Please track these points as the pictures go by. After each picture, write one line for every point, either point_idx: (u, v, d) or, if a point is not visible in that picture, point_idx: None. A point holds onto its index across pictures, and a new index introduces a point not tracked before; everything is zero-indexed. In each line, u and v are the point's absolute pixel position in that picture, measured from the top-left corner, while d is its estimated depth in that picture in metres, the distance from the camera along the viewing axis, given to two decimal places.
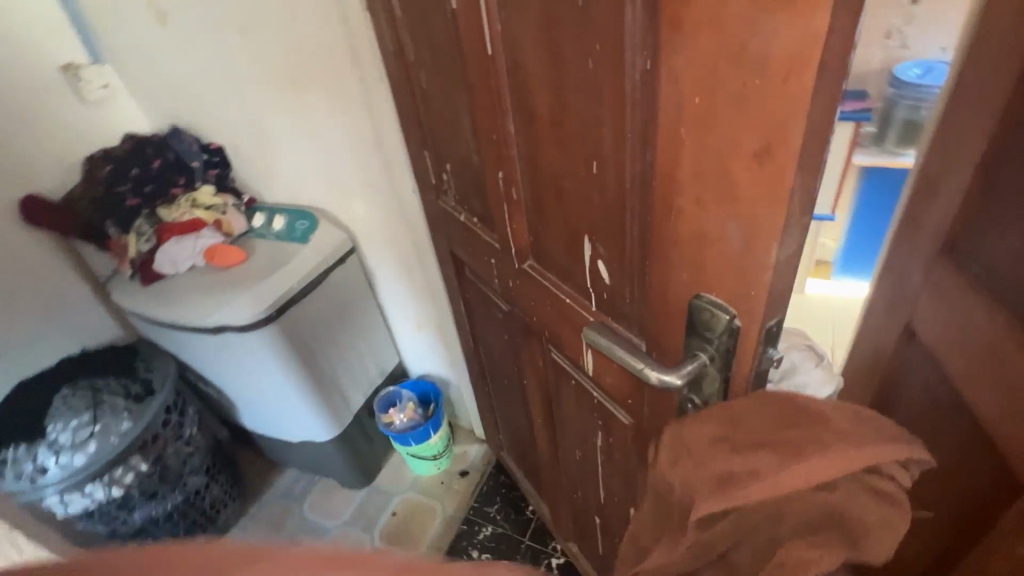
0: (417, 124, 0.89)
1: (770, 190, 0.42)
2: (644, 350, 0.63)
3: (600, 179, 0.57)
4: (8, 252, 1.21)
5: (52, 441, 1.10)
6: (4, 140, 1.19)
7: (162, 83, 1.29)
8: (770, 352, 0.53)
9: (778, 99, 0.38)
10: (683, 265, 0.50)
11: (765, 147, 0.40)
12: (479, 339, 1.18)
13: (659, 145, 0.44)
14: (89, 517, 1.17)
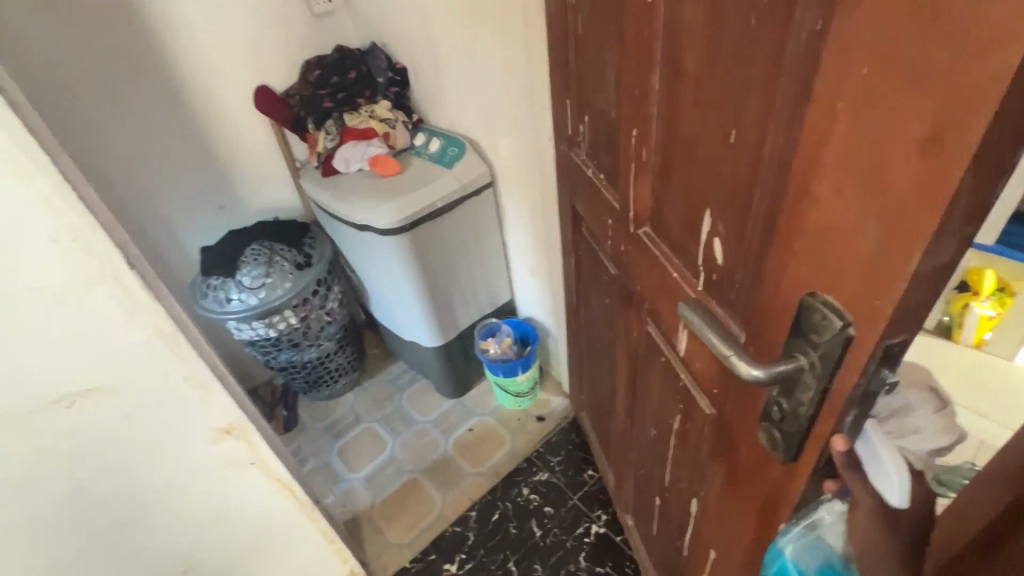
0: (568, 71, 0.88)
1: (928, 194, 0.28)
2: (738, 341, 0.49)
3: (736, 151, 0.45)
4: (241, 128, 1.54)
5: (239, 281, 1.42)
6: (251, 37, 1.46)
7: (372, 2, 1.45)
8: (887, 378, 0.36)
9: (965, 80, 0.25)
10: (803, 264, 0.38)
11: (934, 137, 0.27)
12: (579, 298, 1.18)
13: (810, 121, 0.34)
14: (252, 344, 1.52)
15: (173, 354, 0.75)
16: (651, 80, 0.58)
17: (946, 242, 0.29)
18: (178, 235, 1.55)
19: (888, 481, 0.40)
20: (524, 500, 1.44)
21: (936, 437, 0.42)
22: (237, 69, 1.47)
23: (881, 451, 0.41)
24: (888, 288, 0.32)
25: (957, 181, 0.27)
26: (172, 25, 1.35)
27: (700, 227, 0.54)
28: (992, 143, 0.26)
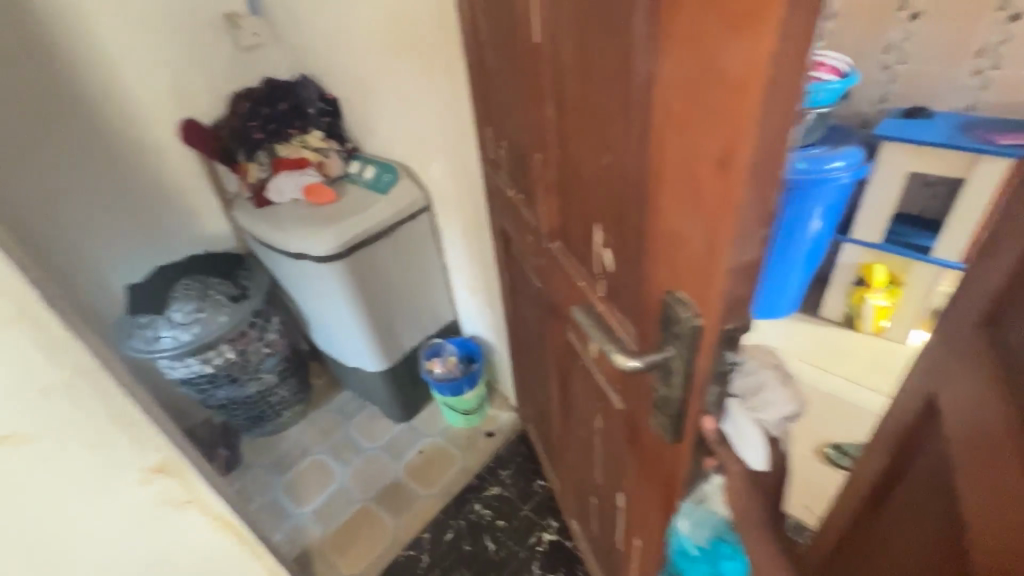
0: (485, 100, 0.94)
1: (726, 204, 0.35)
2: (626, 339, 0.55)
3: (609, 171, 0.52)
4: (167, 162, 1.51)
5: (170, 317, 1.38)
6: (175, 70, 1.44)
7: (300, 36, 1.48)
8: (730, 358, 0.44)
9: (732, 114, 0.32)
10: (662, 266, 0.44)
11: (723, 158, 0.34)
12: (515, 312, 1.23)
13: (652, 145, 0.41)
14: (187, 382, 1.47)
15: (104, 399, 0.73)
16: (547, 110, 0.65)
17: (746, 242, 0.37)
18: (100, 272, 1.48)
19: (748, 446, 0.49)
20: (477, 515, 1.46)
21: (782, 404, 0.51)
22: (161, 103, 1.45)
23: (742, 425, 0.49)
24: (714, 281, 0.39)
25: (740, 194, 0.34)
26: (92, 60, 1.33)
27: (592, 239, 0.61)
28: (761, 161, 0.33)
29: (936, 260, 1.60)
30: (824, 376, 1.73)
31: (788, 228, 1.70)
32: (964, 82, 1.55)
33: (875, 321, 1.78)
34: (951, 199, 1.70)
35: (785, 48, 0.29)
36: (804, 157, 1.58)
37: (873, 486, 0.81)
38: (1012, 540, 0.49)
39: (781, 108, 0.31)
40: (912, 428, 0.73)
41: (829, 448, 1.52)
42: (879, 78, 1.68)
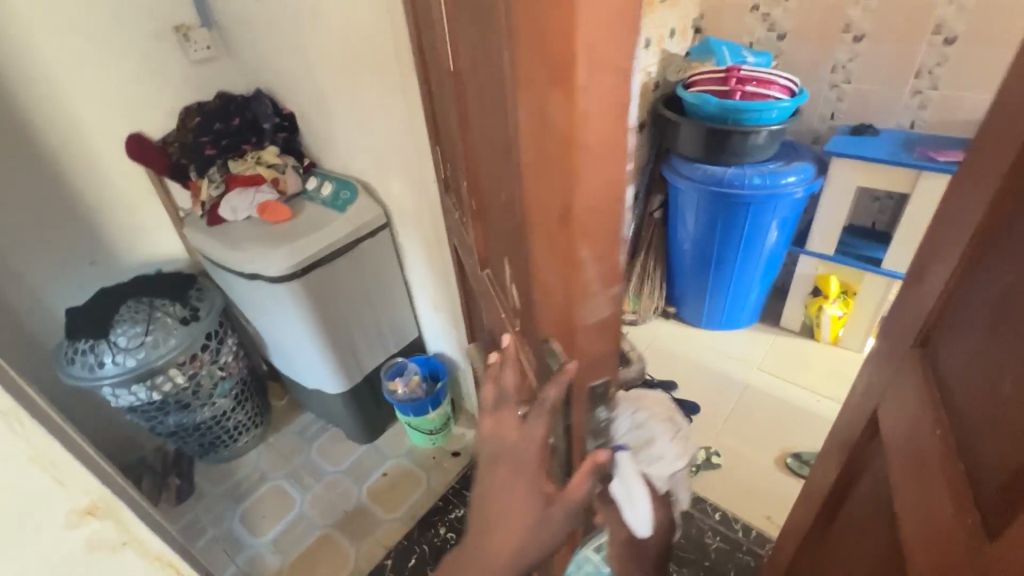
0: (434, 121, 0.93)
1: (566, 261, 0.38)
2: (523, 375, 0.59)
3: (498, 211, 0.54)
4: (113, 179, 1.45)
5: (114, 342, 1.31)
6: (121, 84, 1.39)
7: (254, 52, 1.44)
8: (602, 413, 0.50)
9: (557, 178, 0.34)
10: (534, 310, 0.47)
11: (558, 218, 0.36)
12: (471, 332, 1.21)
13: (513, 195, 0.43)
14: (133, 410, 1.40)
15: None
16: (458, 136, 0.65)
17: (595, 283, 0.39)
18: (39, 295, 1.40)
19: (636, 506, 0.54)
20: (442, 539, 1.42)
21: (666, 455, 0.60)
22: (106, 118, 1.40)
23: (632, 486, 0.54)
24: (571, 329, 0.42)
25: (579, 250, 0.37)
26: (29, 73, 1.26)
27: (505, 274, 0.61)
28: (593, 220, 0.36)
29: (885, 271, 1.65)
30: (784, 386, 1.77)
31: (747, 240, 1.73)
32: (906, 101, 1.62)
33: (832, 330, 1.85)
34: (899, 211, 1.78)
35: (589, 119, 0.31)
36: (759, 172, 1.61)
37: (824, 503, 0.82)
38: (944, 569, 0.50)
39: (602, 172, 0.34)
40: (855, 447, 0.75)
41: (790, 458, 1.54)
42: (829, 96, 1.75)
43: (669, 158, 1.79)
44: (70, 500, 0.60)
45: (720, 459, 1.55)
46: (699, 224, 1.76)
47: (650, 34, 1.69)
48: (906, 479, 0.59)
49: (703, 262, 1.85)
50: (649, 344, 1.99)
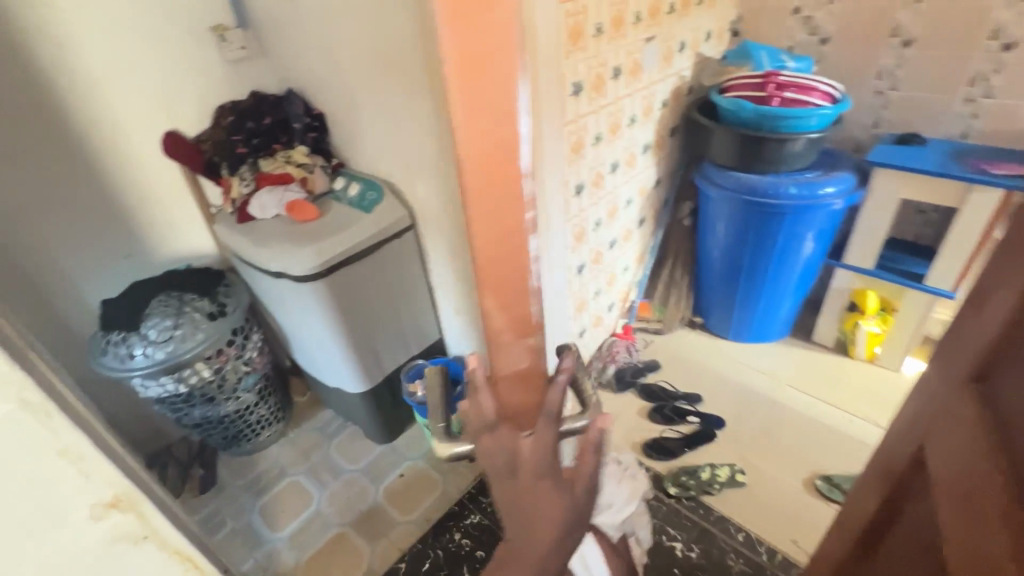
0: None
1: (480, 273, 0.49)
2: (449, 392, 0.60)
3: None
4: (149, 175, 1.49)
5: (145, 335, 1.34)
6: (159, 83, 1.42)
7: (286, 52, 1.46)
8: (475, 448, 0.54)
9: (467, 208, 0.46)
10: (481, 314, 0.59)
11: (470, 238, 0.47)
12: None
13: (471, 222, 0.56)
14: (161, 401, 1.43)
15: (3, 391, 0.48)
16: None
17: (492, 307, 0.51)
18: (76, 287, 1.44)
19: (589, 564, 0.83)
20: (456, 545, 1.41)
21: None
22: (144, 116, 1.43)
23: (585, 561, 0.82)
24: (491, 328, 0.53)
25: (483, 265, 0.48)
26: (74, 70, 1.30)
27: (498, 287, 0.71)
28: (494, 243, 0.47)
29: (930, 288, 1.57)
30: (814, 404, 1.70)
31: (780, 251, 1.67)
32: (957, 109, 1.53)
33: (868, 347, 1.77)
34: (944, 226, 1.69)
35: (475, 165, 0.42)
36: (796, 181, 1.55)
37: (861, 535, 0.78)
38: None
39: (491, 207, 0.45)
40: (897, 480, 0.70)
41: (820, 480, 1.48)
42: (873, 103, 1.67)
43: (701, 164, 1.74)
44: (91, 489, 0.56)
45: (744, 478, 1.50)
46: (731, 233, 1.70)
47: (685, 36, 1.64)
48: (960, 522, 0.55)
49: (733, 272, 1.79)
50: (673, 355, 1.94)
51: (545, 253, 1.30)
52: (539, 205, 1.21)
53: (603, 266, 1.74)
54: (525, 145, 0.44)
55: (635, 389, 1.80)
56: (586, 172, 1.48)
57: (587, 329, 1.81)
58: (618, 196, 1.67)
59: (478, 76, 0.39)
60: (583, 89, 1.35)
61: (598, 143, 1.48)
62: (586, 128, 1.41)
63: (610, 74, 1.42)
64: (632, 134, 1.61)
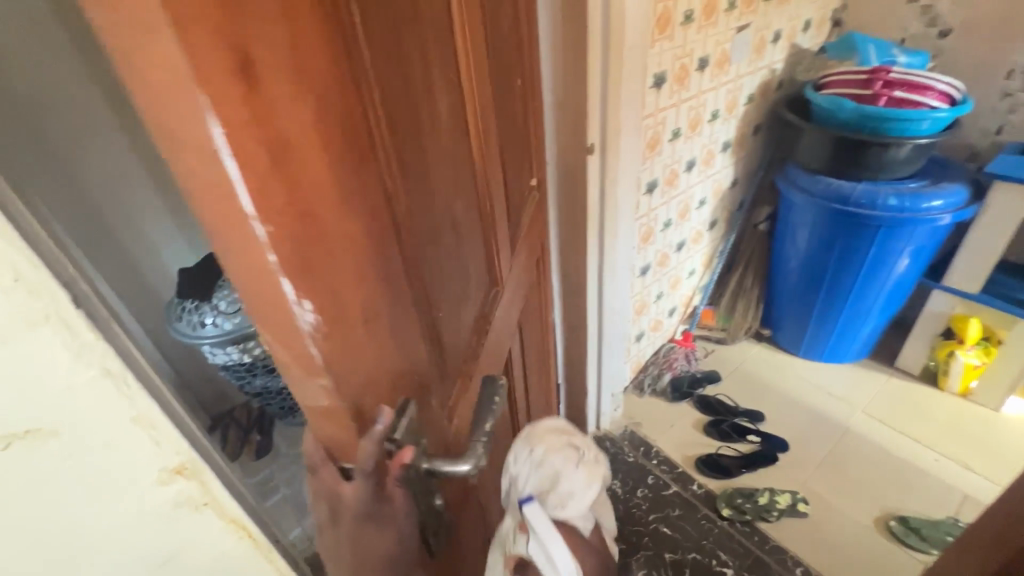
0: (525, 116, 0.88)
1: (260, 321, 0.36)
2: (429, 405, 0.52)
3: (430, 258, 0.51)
4: None
5: (216, 305, 1.40)
6: None
7: None
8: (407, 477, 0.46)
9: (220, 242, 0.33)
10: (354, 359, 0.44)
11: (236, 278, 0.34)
12: (535, 338, 1.15)
13: None
14: (226, 369, 1.49)
15: (64, 337, 0.40)
16: (449, 132, 0.56)
17: (272, 341, 0.36)
18: (159, 254, 1.53)
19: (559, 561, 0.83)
20: None
21: (567, 479, 0.91)
22: None
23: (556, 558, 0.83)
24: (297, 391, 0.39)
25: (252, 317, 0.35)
26: None
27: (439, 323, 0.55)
28: (252, 295, 0.33)
29: None
30: (894, 438, 1.55)
31: (870, 266, 1.52)
32: None
33: (963, 380, 1.60)
34: None
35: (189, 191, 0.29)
36: (897, 192, 1.40)
37: None
38: None
39: (232, 250, 0.31)
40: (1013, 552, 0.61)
41: (894, 522, 1.35)
42: (999, 108, 1.47)
43: (785, 166, 1.62)
44: (153, 452, 0.49)
45: (807, 508, 1.40)
46: (813, 243, 1.57)
47: (782, 26, 1.51)
48: None
49: (812, 286, 1.65)
50: (735, 367, 1.83)
51: (611, 253, 1.23)
52: (609, 204, 1.14)
53: (667, 268, 1.66)
54: (256, 165, 0.28)
55: (692, 400, 1.72)
56: (660, 169, 1.40)
57: (646, 333, 1.74)
58: (691, 196, 1.58)
59: (125, 34, 0.24)
60: (666, 80, 1.26)
61: (676, 139, 1.39)
62: (664, 123, 1.33)
63: (696, 66, 1.32)
64: (713, 130, 1.50)
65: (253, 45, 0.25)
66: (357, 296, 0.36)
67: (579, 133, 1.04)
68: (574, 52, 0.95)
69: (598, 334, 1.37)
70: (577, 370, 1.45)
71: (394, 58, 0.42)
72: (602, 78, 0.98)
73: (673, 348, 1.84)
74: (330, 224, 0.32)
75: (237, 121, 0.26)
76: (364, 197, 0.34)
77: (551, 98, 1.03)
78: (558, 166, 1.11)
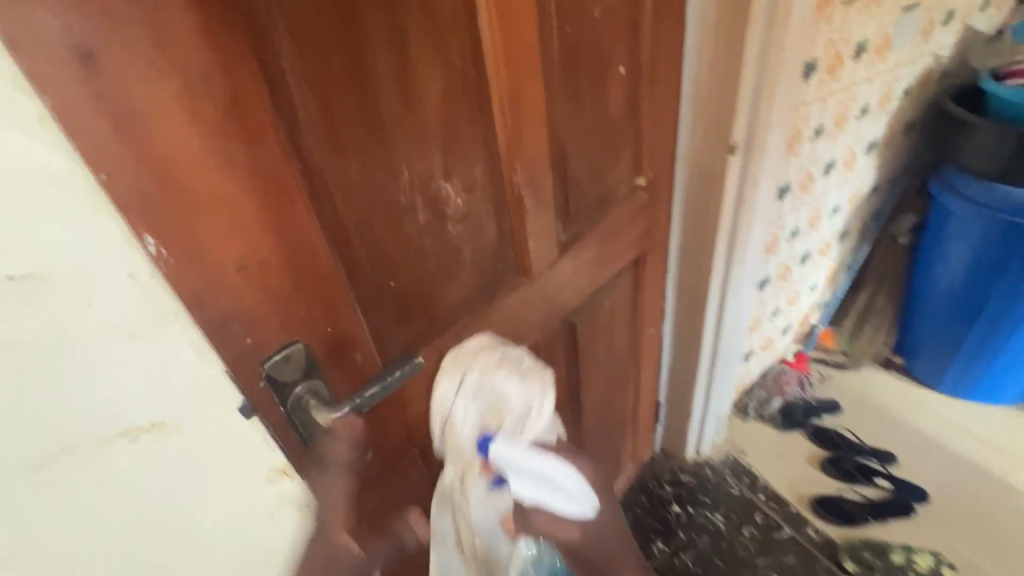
0: (640, 109, 0.84)
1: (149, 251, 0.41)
2: (356, 358, 0.54)
3: (374, 223, 0.52)
4: None
5: None
6: None
7: None
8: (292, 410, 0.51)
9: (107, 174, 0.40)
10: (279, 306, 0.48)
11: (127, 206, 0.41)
12: (620, 341, 1.11)
13: None
14: None
15: (185, 329, 0.43)
16: (437, 115, 0.54)
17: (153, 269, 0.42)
18: None
19: (559, 488, 0.60)
20: None
21: (515, 397, 0.61)
22: None
23: (551, 485, 0.60)
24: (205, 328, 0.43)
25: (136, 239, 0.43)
26: None
27: (380, 291, 0.56)
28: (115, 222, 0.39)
29: None
30: None
31: None
32: None
33: None
34: None
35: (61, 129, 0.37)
36: None
37: None
38: None
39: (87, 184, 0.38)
40: None
41: None
42: None
43: (942, 167, 1.39)
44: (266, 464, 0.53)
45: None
46: (975, 264, 1.34)
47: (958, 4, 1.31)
48: None
49: (968, 313, 1.42)
50: (860, 398, 1.61)
51: (739, 261, 1.14)
52: (745, 207, 1.05)
53: (788, 283, 1.52)
54: (85, 114, 0.32)
55: (806, 430, 1.55)
56: (797, 172, 1.28)
57: (756, 352, 1.59)
58: (825, 203, 1.43)
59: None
60: (816, 70, 1.14)
61: (817, 137, 1.26)
62: (808, 118, 1.20)
63: (851, 53, 1.18)
64: (860, 127, 1.35)
65: (95, 32, 0.31)
66: (216, 238, 0.40)
67: (723, 129, 0.97)
68: (726, 37, 0.89)
69: (713, 350, 1.29)
70: (682, 384, 1.37)
71: (334, 30, 0.43)
72: (759, 70, 0.90)
73: (783, 370, 1.66)
74: (191, 181, 0.37)
75: (75, 96, 0.32)
76: (223, 155, 0.38)
77: (691, 90, 0.96)
78: (689, 166, 1.05)
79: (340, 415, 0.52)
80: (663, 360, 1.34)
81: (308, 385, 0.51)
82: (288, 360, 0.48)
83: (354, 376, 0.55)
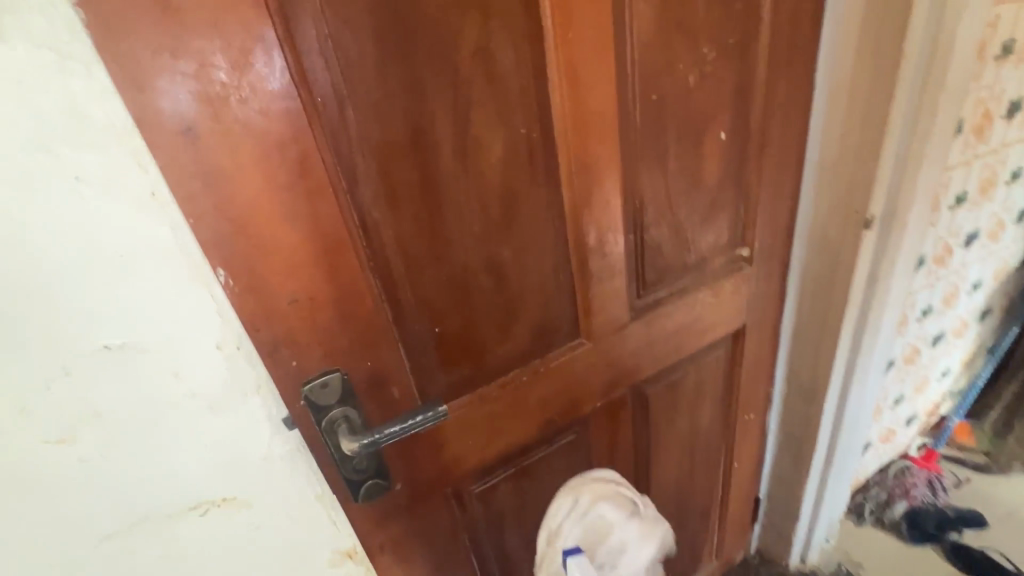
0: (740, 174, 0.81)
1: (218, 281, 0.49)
2: (391, 391, 0.58)
3: (423, 269, 0.58)
4: None
5: None
6: None
7: None
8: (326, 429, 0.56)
9: None
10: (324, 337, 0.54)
11: None
12: (707, 417, 1.03)
13: None
14: None
15: (266, 406, 0.57)
16: (496, 175, 0.59)
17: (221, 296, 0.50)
18: None
19: None
20: None
21: (621, 531, 0.66)
22: None
23: None
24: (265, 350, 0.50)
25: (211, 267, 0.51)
26: None
27: (423, 332, 0.60)
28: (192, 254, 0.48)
29: None
30: None
31: None
32: None
33: None
34: None
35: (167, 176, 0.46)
36: None
37: None
38: None
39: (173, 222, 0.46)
40: None
41: None
42: None
43: None
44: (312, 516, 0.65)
45: None
46: None
47: None
48: None
49: None
50: (1009, 512, 1.34)
51: (869, 344, 1.02)
52: (880, 285, 0.95)
53: (916, 366, 1.33)
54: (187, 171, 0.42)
55: (940, 546, 1.29)
56: (933, 243, 1.14)
57: (873, 444, 1.37)
58: (964, 277, 1.27)
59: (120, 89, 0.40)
60: (963, 130, 1.03)
61: (958, 205, 1.13)
62: (948, 184, 1.08)
63: (1002, 112, 1.06)
64: (1009, 194, 1.21)
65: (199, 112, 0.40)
66: (273, 274, 0.47)
67: (855, 199, 0.88)
68: (867, 99, 0.81)
69: (830, 439, 1.14)
70: (792, 474, 1.21)
71: (399, 106, 0.50)
72: (904, 137, 0.82)
73: (908, 467, 1.43)
74: (258, 227, 0.45)
75: (180, 156, 0.41)
76: (287, 205, 0.46)
77: (815, 156, 0.89)
78: (809, 237, 0.96)
79: (361, 446, 0.55)
80: (766, 444, 1.20)
81: (343, 410, 0.55)
82: (326, 386, 0.53)
83: (387, 407, 0.59)
